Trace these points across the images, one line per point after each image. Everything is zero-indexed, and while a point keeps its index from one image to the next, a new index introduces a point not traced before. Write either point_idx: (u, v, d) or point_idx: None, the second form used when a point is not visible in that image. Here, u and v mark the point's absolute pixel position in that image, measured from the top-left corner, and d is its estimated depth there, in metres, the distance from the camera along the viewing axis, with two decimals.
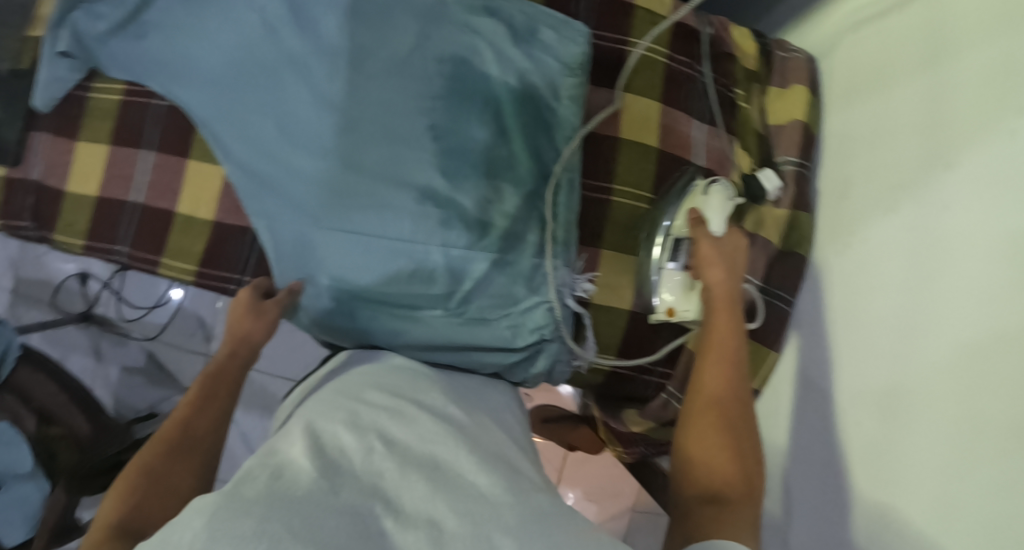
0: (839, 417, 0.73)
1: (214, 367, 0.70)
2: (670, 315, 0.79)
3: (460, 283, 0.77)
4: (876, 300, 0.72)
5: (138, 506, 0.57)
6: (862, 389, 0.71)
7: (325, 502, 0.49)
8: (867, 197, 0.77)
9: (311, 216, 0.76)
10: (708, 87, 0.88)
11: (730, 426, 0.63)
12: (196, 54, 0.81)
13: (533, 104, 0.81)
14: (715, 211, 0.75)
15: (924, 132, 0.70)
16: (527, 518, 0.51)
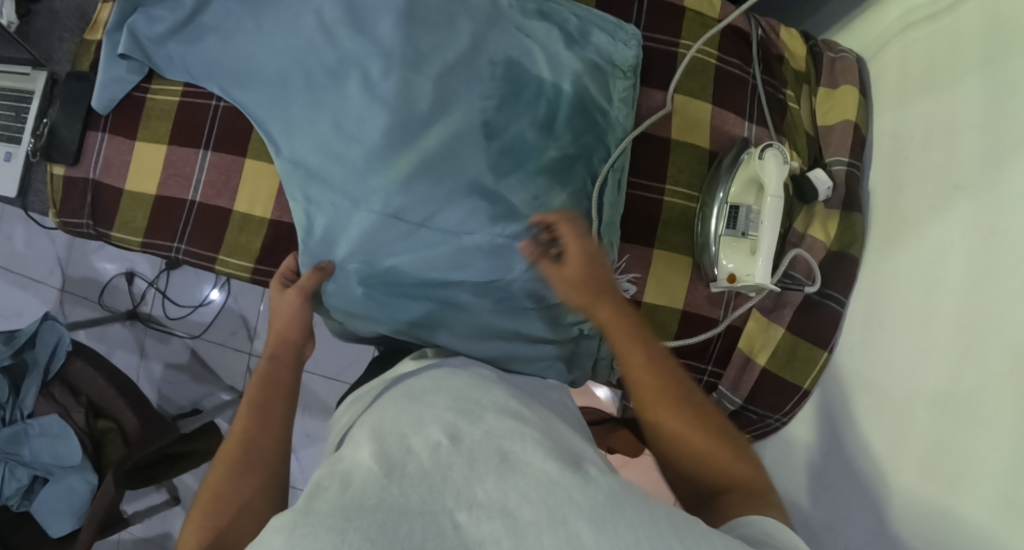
0: (897, 416, 0.73)
1: (262, 379, 0.70)
2: (733, 282, 0.81)
3: (505, 274, 0.78)
4: (936, 301, 0.72)
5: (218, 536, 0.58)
6: (920, 390, 0.71)
7: (399, 507, 0.47)
8: (923, 198, 0.77)
9: (364, 207, 0.77)
10: (758, 88, 0.88)
11: (689, 408, 0.64)
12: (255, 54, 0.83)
13: (586, 103, 0.82)
14: (772, 175, 0.78)
15: (985, 130, 0.70)
16: (602, 501, 0.47)
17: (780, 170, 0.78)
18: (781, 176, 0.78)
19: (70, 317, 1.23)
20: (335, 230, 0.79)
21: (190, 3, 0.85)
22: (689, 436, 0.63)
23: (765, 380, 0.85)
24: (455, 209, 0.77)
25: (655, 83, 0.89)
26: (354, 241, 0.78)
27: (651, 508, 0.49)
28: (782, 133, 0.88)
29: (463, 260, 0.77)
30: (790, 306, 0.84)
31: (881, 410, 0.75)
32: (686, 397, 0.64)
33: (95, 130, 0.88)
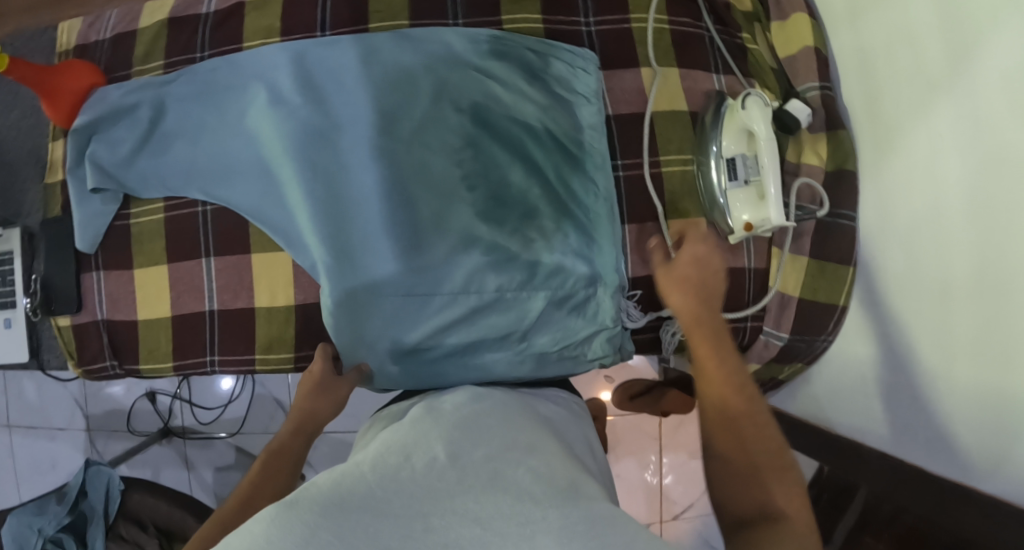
0: (939, 307, 0.77)
1: (267, 461, 0.72)
2: (750, 229, 0.83)
3: (523, 323, 0.83)
4: (942, 196, 0.76)
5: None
6: (952, 281, 0.75)
7: (380, 511, 0.53)
8: (901, 101, 0.81)
9: (385, 283, 0.81)
10: (716, 40, 0.91)
11: (754, 446, 0.66)
12: (234, 152, 0.84)
13: (554, 127, 0.86)
14: (759, 121, 0.81)
15: (943, 26, 0.74)
16: (571, 522, 0.52)
17: (765, 114, 0.81)
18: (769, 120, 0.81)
19: (104, 454, 1.20)
20: (356, 317, 0.81)
21: (146, 118, 0.85)
22: (728, 449, 0.67)
23: (804, 311, 0.88)
24: (463, 269, 0.83)
25: (619, 62, 0.91)
26: (389, 322, 0.82)
27: (615, 520, 0.53)
28: (750, 74, 0.91)
29: (479, 316, 0.83)
30: (806, 235, 0.87)
31: (924, 306, 0.79)
32: (744, 406, 0.68)
33: (88, 271, 0.86)
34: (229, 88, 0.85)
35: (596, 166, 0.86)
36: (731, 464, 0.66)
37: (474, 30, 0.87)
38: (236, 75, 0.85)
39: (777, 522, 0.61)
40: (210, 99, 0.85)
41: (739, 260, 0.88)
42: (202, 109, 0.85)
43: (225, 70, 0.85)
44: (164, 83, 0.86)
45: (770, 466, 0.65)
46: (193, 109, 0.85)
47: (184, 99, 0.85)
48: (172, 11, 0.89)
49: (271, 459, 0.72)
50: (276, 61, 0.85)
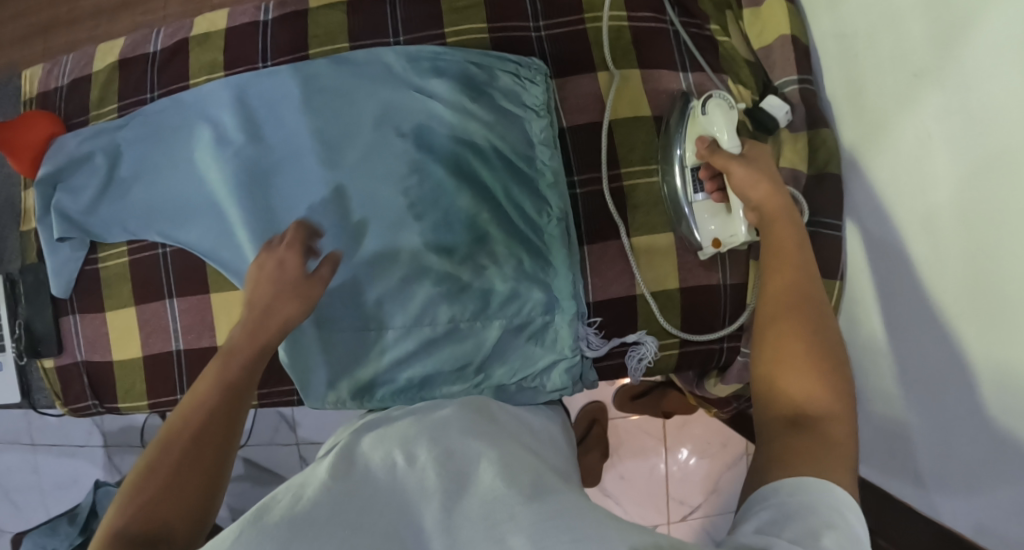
0: (929, 326, 0.68)
1: (177, 431, 0.56)
2: (716, 245, 0.78)
3: (478, 352, 0.80)
4: (931, 200, 0.67)
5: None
6: (943, 297, 0.66)
7: (350, 524, 0.49)
8: (885, 94, 0.71)
9: (336, 318, 0.81)
10: (681, 34, 0.83)
11: (814, 341, 0.59)
12: (185, 192, 0.85)
13: (503, 145, 0.82)
14: (722, 126, 0.73)
15: (928, 7, 0.64)
16: (541, 519, 0.47)
17: (729, 117, 0.74)
18: (733, 121, 0.73)
19: (123, 468, 1.27)
20: (309, 353, 0.81)
21: (103, 164, 0.86)
22: (779, 349, 0.60)
23: None
24: (415, 300, 0.81)
25: (575, 66, 0.84)
26: (347, 355, 0.81)
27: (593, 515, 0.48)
28: (719, 69, 0.83)
29: (433, 348, 0.81)
30: None
31: (913, 319, 0.70)
32: (801, 333, 0.60)
33: (66, 314, 0.89)
34: (178, 129, 0.85)
35: (548, 184, 0.81)
36: (788, 385, 0.58)
37: (431, 46, 0.85)
38: (183, 115, 0.86)
39: (817, 427, 0.55)
40: (161, 140, 0.86)
41: (712, 275, 0.81)
42: (154, 152, 0.86)
43: (173, 110, 0.86)
44: (118, 127, 0.87)
45: (833, 367, 0.58)
46: (146, 152, 0.86)
47: (137, 142, 0.86)
48: (121, 53, 0.90)
49: (176, 426, 0.57)
50: (221, 97, 0.85)
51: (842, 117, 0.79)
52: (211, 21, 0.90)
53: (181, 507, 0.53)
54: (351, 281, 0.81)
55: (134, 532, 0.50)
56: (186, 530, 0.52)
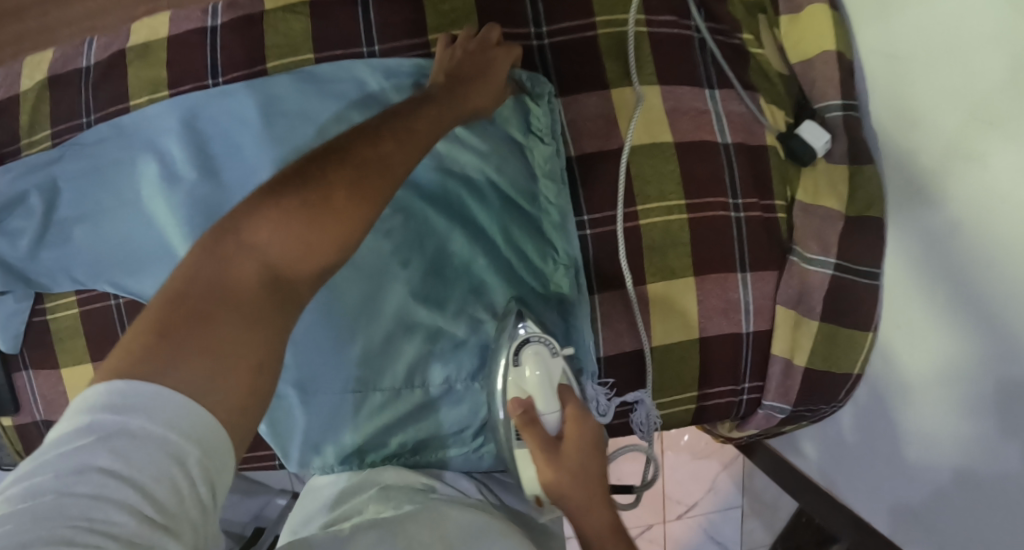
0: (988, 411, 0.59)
1: (315, 169, 0.50)
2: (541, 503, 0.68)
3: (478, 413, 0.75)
4: (990, 270, 0.56)
5: (152, 374, 0.41)
6: (1012, 383, 0.56)
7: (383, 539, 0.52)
8: (945, 136, 0.60)
9: (313, 381, 0.72)
10: (709, 44, 0.72)
11: None
12: (136, 238, 0.73)
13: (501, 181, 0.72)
14: (539, 392, 0.66)
15: (1011, 38, 0.52)
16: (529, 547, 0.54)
17: (546, 378, 0.67)
18: (547, 387, 0.67)
19: None
20: (287, 420, 0.72)
21: (38, 205, 0.74)
22: None
23: (810, 381, 0.73)
24: (403, 360, 0.73)
25: (583, 82, 0.73)
26: (329, 422, 0.73)
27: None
28: (749, 86, 0.73)
29: (428, 412, 0.74)
30: (818, 293, 0.71)
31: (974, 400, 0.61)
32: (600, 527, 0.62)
33: (18, 371, 0.79)
34: (120, 163, 0.73)
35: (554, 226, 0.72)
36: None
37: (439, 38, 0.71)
38: (127, 147, 0.73)
39: None
40: (102, 176, 0.73)
41: (734, 324, 0.73)
42: (95, 189, 0.74)
43: (113, 140, 0.74)
44: (52, 160, 0.75)
45: None
46: (86, 189, 0.74)
47: (75, 176, 0.74)
48: (51, 68, 0.78)
49: (317, 159, 0.51)
50: (168, 124, 0.73)
51: (886, 152, 0.68)
52: (151, 28, 0.76)
53: (316, 255, 0.49)
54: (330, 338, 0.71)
55: (259, 279, 0.46)
56: (310, 282, 0.49)
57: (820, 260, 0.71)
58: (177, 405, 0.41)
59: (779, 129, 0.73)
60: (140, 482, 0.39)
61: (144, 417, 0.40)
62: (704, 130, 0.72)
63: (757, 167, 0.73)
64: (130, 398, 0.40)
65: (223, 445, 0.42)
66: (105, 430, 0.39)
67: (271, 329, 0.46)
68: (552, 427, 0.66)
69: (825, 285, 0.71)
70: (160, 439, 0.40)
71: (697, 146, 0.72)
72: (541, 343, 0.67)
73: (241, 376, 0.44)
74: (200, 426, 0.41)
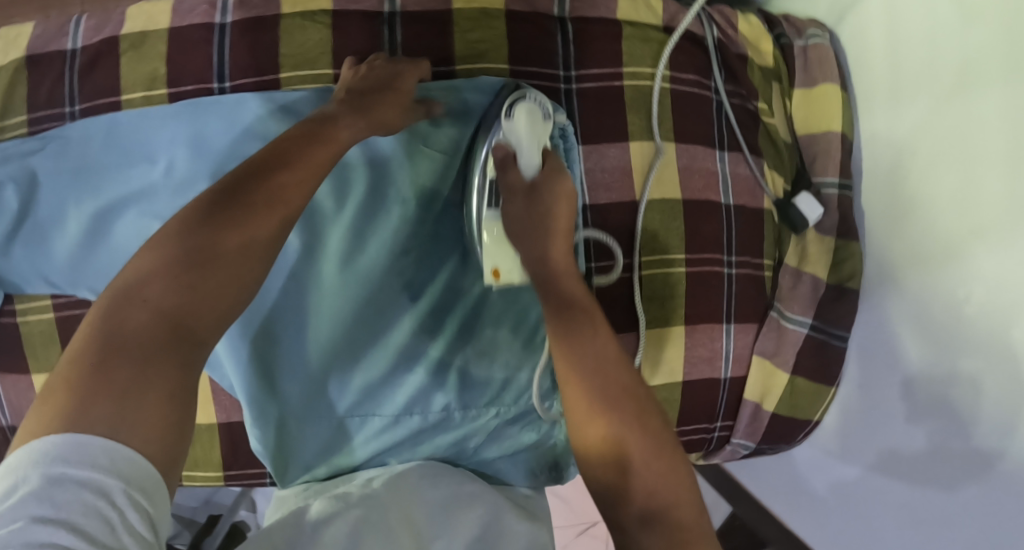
0: (923, 478, 0.66)
1: (186, 223, 0.52)
2: (496, 276, 0.68)
3: (473, 436, 0.76)
4: (956, 360, 0.62)
5: (73, 423, 0.41)
6: (943, 457, 0.64)
7: None
8: (940, 237, 0.65)
9: (315, 395, 0.74)
10: (726, 107, 0.75)
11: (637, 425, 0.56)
12: (126, 250, 0.72)
13: None
14: (527, 139, 0.67)
15: (1013, 162, 0.58)
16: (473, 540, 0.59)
17: (531, 132, 0.67)
18: (536, 137, 0.68)
19: None
20: (282, 441, 0.73)
21: (14, 201, 0.71)
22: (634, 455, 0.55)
23: (775, 427, 0.79)
24: (405, 389, 0.75)
25: (605, 133, 0.75)
26: (323, 449, 0.74)
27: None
28: (757, 152, 0.77)
29: (422, 440, 0.76)
30: (792, 348, 0.77)
31: (923, 471, 0.66)
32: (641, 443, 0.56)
33: None
34: (111, 169, 0.71)
35: None
36: (621, 491, 0.54)
37: (488, 77, 0.72)
38: (122, 152, 0.71)
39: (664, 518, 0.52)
40: (91, 180, 0.71)
41: (714, 370, 0.78)
42: (79, 191, 0.71)
43: (103, 143, 0.71)
44: (30, 152, 0.71)
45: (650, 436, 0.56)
46: (68, 191, 0.71)
47: (57, 175, 0.71)
48: (30, 46, 0.73)
49: (208, 206, 0.53)
50: (166, 132, 0.70)
51: (874, 237, 0.73)
52: (148, 16, 0.72)
53: (216, 296, 0.50)
54: (334, 355, 0.74)
55: (158, 327, 0.47)
56: (213, 324, 0.50)
57: (797, 318, 0.76)
58: (97, 445, 0.41)
59: (778, 196, 0.77)
60: (71, 522, 0.38)
61: (64, 462, 0.40)
62: (711, 190, 0.76)
63: (753, 228, 0.78)
64: (41, 450, 0.40)
65: (150, 476, 0.42)
66: (30, 482, 0.39)
67: (176, 371, 0.46)
68: (529, 173, 0.68)
69: (800, 343, 0.76)
70: (83, 482, 0.40)
71: (702, 202, 0.77)
72: (535, 101, 0.68)
73: (154, 418, 0.44)
74: (125, 461, 0.41)
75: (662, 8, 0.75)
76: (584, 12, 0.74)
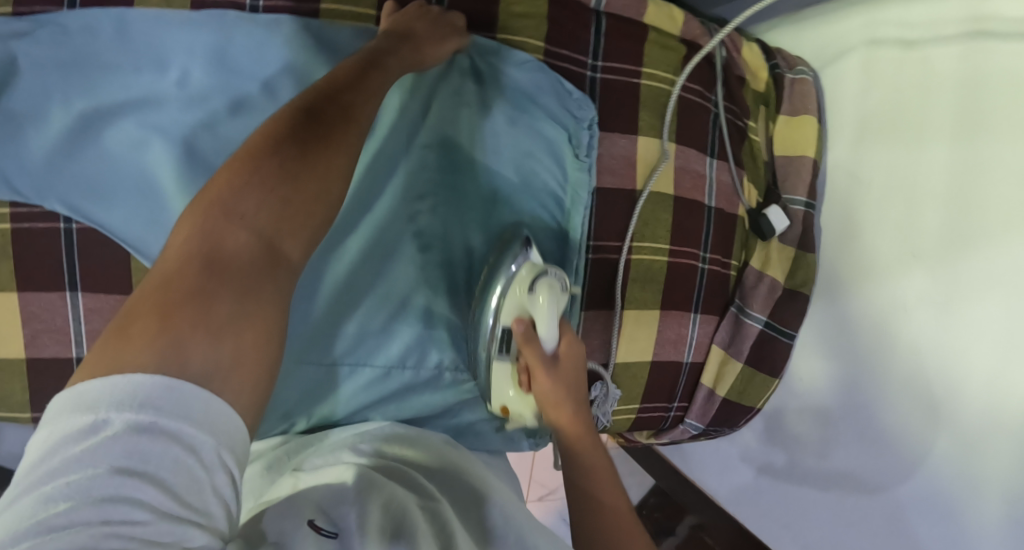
0: (865, 443, 0.82)
1: (275, 144, 0.54)
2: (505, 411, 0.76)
3: (460, 392, 0.79)
4: (892, 360, 0.79)
5: (174, 360, 0.43)
6: (882, 429, 0.80)
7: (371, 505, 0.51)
8: (880, 254, 0.80)
9: (309, 336, 0.72)
10: (722, 119, 0.84)
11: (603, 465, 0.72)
12: (117, 157, 0.68)
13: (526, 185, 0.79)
14: (545, 318, 0.71)
15: (948, 203, 0.74)
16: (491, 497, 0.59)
17: (554, 303, 0.71)
18: (557, 315, 0.72)
19: None
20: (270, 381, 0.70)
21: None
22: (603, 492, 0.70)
23: (723, 410, 0.89)
24: (399, 341, 0.75)
25: (616, 124, 0.81)
26: (309, 395, 0.72)
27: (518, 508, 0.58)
28: (741, 164, 0.86)
29: (411, 394, 0.76)
30: (745, 340, 0.87)
31: (851, 441, 0.83)
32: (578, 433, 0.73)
33: None
34: (112, 69, 0.68)
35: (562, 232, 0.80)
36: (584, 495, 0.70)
37: (518, 51, 0.77)
38: (128, 55, 0.68)
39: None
40: (85, 76, 0.67)
41: (679, 354, 0.86)
42: (69, 86, 0.67)
43: (110, 41, 0.68)
44: (19, 36, 0.67)
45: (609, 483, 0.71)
46: (56, 83, 0.67)
47: (44, 65, 0.67)
48: None
49: (290, 132, 0.55)
50: (183, 43, 0.69)
51: (827, 252, 0.88)
52: None
53: (293, 229, 0.52)
54: (337, 298, 0.72)
55: (256, 246, 0.50)
56: (299, 245, 0.53)
57: (755, 315, 0.87)
58: (194, 396, 0.42)
59: (750, 206, 0.87)
60: (162, 478, 0.40)
61: (158, 412, 0.40)
62: (697, 191, 0.84)
63: (727, 230, 0.86)
64: (137, 394, 0.41)
65: (238, 430, 0.44)
66: (115, 427, 0.40)
67: (274, 291, 0.50)
68: (550, 345, 0.72)
69: (752, 336, 0.87)
70: (174, 435, 0.41)
71: (690, 200, 0.84)
72: (556, 277, 0.72)
73: (254, 339, 0.47)
74: (215, 416, 0.42)
75: (682, 20, 0.83)
76: (615, 9, 0.80)
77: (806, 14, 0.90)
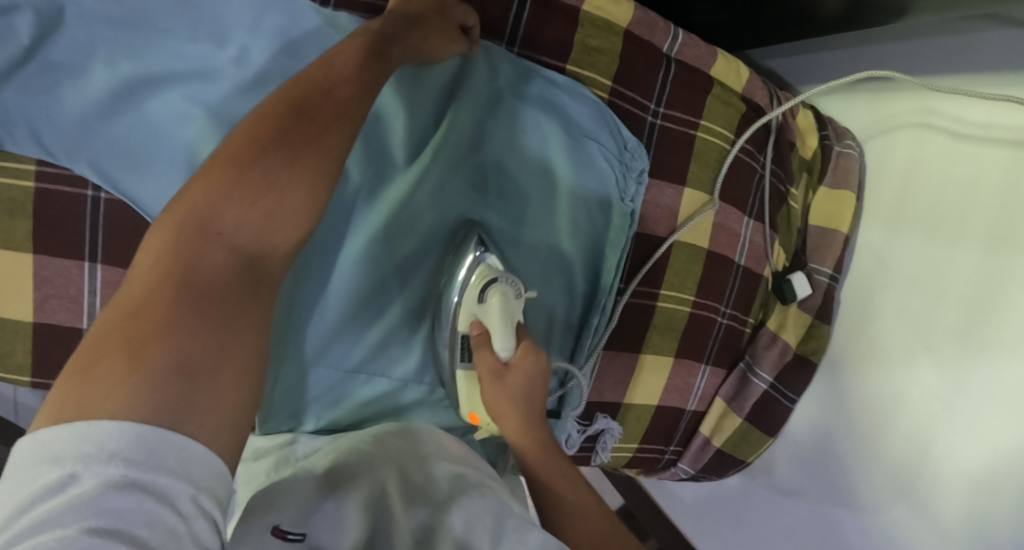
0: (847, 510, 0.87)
1: (259, 151, 0.50)
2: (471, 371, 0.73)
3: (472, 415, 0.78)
4: (886, 440, 0.83)
5: (146, 410, 0.40)
6: (863, 497, 0.85)
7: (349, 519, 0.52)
8: (893, 340, 0.84)
9: (336, 340, 0.70)
10: (765, 181, 0.85)
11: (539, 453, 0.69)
12: (157, 129, 0.64)
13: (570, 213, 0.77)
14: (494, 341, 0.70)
15: (967, 307, 0.76)
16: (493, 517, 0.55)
17: (500, 323, 0.70)
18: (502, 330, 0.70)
19: None
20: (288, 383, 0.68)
21: (25, 33, 0.61)
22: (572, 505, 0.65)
23: (716, 458, 0.92)
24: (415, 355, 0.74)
25: (665, 172, 0.81)
26: (327, 397, 0.70)
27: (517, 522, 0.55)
28: (775, 228, 0.88)
29: (417, 412, 0.75)
30: (749, 398, 0.89)
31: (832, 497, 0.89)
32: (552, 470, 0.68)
33: None
34: (168, 35, 0.64)
35: (600, 266, 0.79)
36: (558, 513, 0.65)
37: (585, 89, 0.76)
38: (188, 24, 0.64)
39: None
40: (136, 37, 0.63)
41: (684, 401, 0.88)
42: (118, 45, 0.63)
43: (171, 5, 0.64)
44: None
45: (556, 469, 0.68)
46: (102, 39, 0.62)
47: (93, 19, 0.62)
48: None
49: (278, 130, 0.51)
50: (248, 20, 0.65)
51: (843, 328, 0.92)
52: None
53: (280, 235, 0.51)
54: (362, 305, 0.70)
55: (233, 265, 0.48)
56: (279, 259, 0.51)
57: (761, 375, 0.89)
58: (166, 442, 0.39)
59: (775, 268, 0.89)
60: (138, 535, 0.37)
61: (128, 465, 0.38)
62: (730, 249, 0.85)
63: (750, 289, 0.88)
64: (108, 446, 0.38)
65: (216, 471, 0.41)
66: (83, 482, 0.37)
67: (253, 311, 0.48)
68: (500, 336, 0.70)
69: (755, 393, 0.90)
70: (149, 486, 0.38)
71: (721, 256, 0.84)
72: (509, 295, 0.70)
73: (235, 369, 0.45)
74: (192, 462, 0.40)
75: (747, 78, 0.83)
76: (686, 58, 0.80)
77: (865, 84, 0.92)
